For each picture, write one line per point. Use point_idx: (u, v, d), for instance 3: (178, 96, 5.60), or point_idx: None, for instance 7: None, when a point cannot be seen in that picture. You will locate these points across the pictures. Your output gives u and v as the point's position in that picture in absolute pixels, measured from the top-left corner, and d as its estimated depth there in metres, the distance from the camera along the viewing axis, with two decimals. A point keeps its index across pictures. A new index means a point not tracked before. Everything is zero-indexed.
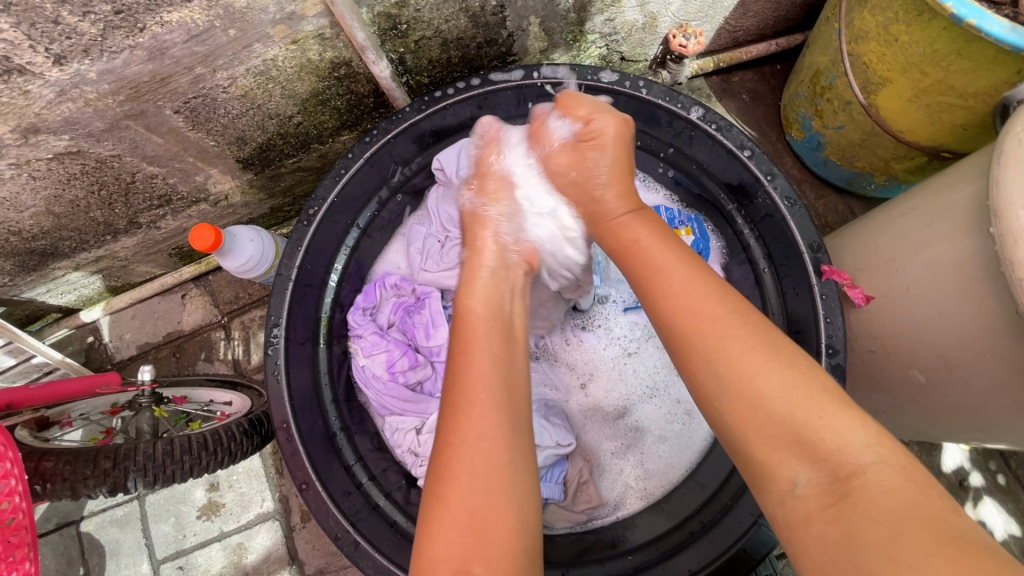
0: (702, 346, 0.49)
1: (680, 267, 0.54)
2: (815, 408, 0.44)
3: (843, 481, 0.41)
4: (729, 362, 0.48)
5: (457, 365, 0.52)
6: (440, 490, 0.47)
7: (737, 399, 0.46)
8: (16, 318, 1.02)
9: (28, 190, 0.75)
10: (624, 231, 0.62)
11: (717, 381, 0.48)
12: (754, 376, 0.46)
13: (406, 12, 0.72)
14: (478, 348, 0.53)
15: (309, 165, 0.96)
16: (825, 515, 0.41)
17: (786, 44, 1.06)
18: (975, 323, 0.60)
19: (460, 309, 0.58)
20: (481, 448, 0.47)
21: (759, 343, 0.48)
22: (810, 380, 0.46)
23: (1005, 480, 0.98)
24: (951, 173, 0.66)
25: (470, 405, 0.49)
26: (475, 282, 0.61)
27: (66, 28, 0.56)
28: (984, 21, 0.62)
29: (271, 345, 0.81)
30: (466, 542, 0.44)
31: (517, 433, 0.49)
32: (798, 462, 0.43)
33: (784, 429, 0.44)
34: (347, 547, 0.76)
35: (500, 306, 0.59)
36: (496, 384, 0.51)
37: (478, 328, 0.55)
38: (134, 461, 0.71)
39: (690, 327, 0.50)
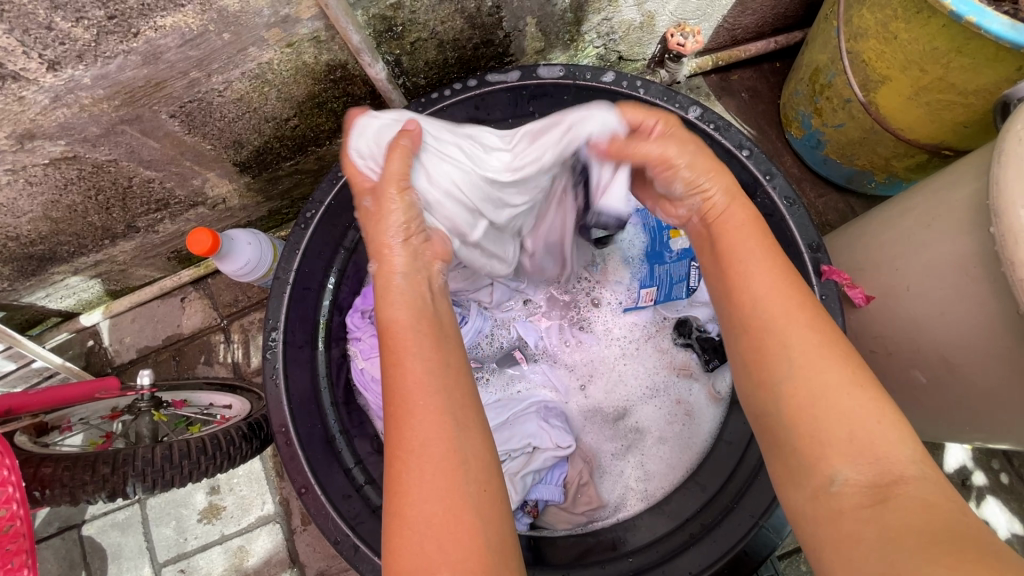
0: (773, 330, 0.49)
1: (767, 269, 0.52)
2: (852, 393, 0.45)
3: (886, 486, 0.42)
4: (780, 340, 0.48)
5: (393, 376, 0.51)
6: (396, 505, 0.46)
7: (796, 385, 0.46)
8: (16, 323, 1.03)
9: (25, 195, 0.75)
10: (723, 233, 0.57)
11: (785, 367, 0.47)
12: (824, 374, 0.46)
13: (401, 14, 0.72)
14: (408, 353, 0.52)
15: (306, 167, 0.96)
16: (861, 515, 0.41)
17: (785, 42, 1.05)
18: (976, 323, 0.59)
19: (384, 317, 0.55)
20: (426, 459, 0.46)
21: (820, 330, 0.48)
22: (856, 371, 0.46)
23: (1008, 478, 0.97)
24: (951, 171, 0.65)
25: (406, 415, 0.48)
26: (392, 289, 0.57)
27: (59, 34, 0.55)
28: (984, 18, 0.62)
29: (270, 349, 0.81)
30: (430, 553, 0.43)
31: (461, 434, 0.48)
32: (834, 455, 0.44)
33: (821, 415, 0.45)
34: (346, 551, 0.76)
35: (423, 304, 0.56)
36: (432, 389, 0.49)
37: (405, 332, 0.53)
38: (134, 467, 0.71)
39: (775, 319, 0.49)
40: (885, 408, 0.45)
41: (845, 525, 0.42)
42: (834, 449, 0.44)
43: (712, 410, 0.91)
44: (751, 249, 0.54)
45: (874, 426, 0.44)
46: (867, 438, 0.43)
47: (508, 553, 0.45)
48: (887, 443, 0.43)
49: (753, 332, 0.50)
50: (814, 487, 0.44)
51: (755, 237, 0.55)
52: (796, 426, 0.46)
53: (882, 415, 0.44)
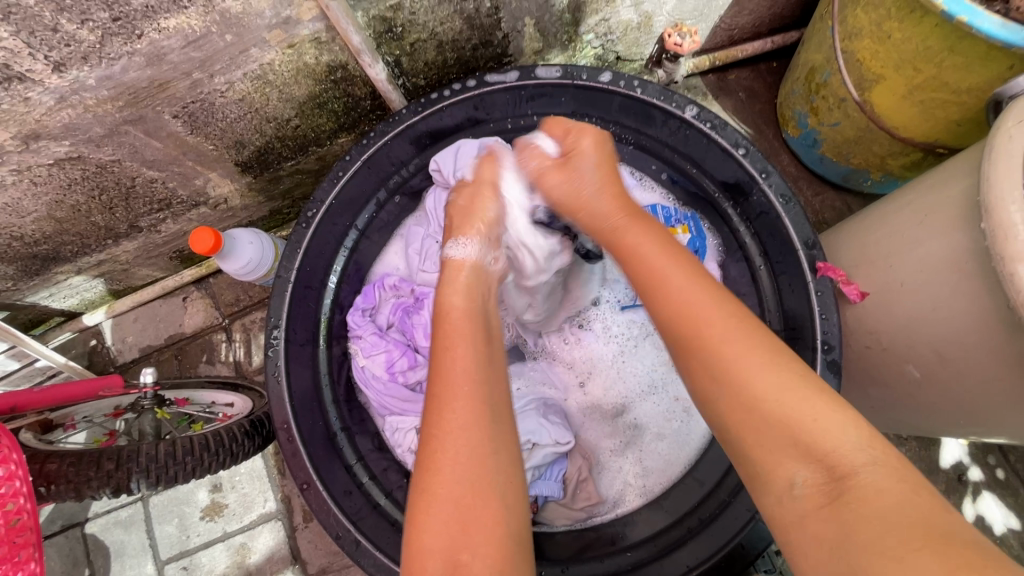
0: (703, 347, 0.49)
1: (682, 276, 0.54)
2: (780, 393, 0.46)
3: (839, 480, 0.42)
4: (714, 352, 0.49)
5: (442, 361, 0.53)
6: (423, 482, 0.48)
7: (731, 399, 0.47)
8: (19, 323, 1.03)
9: (29, 196, 0.76)
10: (626, 243, 0.61)
11: (715, 386, 0.48)
12: (752, 379, 0.47)
13: (401, 16, 0.72)
14: (459, 344, 0.54)
15: (307, 168, 0.97)
16: (822, 514, 0.42)
17: (782, 42, 1.06)
18: (967, 319, 0.60)
19: (442, 304, 0.59)
20: (461, 441, 0.48)
21: (751, 338, 0.49)
22: (777, 363, 0.48)
23: (1004, 474, 0.98)
24: (945, 168, 0.66)
25: (452, 399, 0.50)
26: (458, 277, 0.62)
27: (65, 36, 0.56)
28: (975, 18, 0.63)
29: (272, 347, 0.82)
30: (453, 531, 0.45)
31: (496, 426, 0.50)
32: (784, 456, 0.44)
33: (760, 423, 0.46)
34: (347, 546, 0.77)
35: (479, 305, 0.60)
36: (478, 379, 0.52)
37: (460, 324, 0.56)
38: (137, 463, 0.71)
39: (689, 332, 0.51)
40: (821, 403, 0.45)
41: (810, 527, 0.42)
42: (777, 449, 0.45)
43: None
44: (660, 258, 0.57)
45: (812, 418, 0.44)
46: (815, 437, 0.44)
47: (522, 548, 0.47)
48: (828, 432, 0.44)
49: (682, 347, 0.51)
50: (776, 490, 0.45)
51: (643, 226, 0.62)
52: (739, 434, 0.47)
53: (820, 409, 0.45)
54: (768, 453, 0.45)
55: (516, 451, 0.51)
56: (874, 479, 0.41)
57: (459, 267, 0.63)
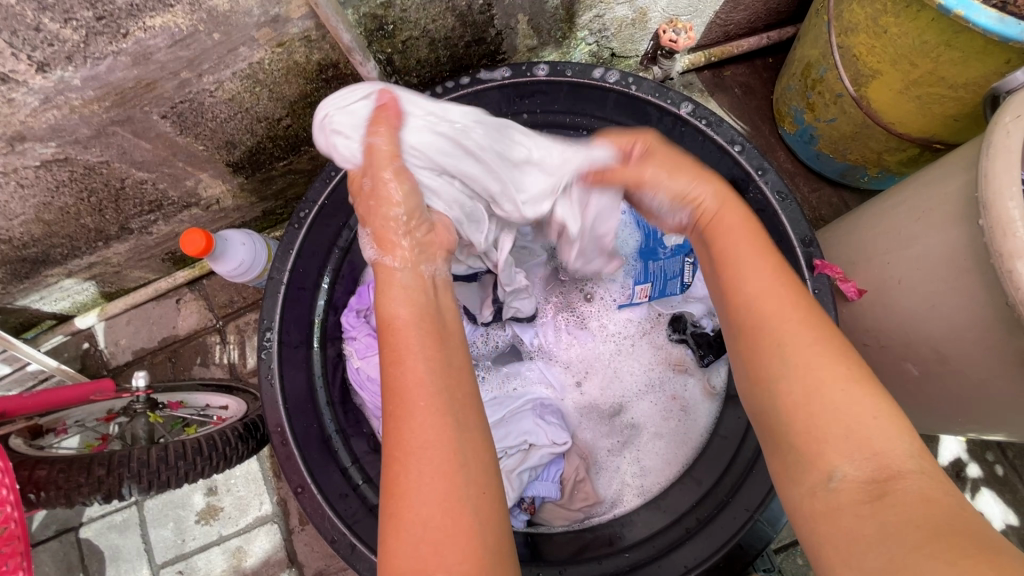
0: (770, 331, 0.48)
1: (761, 258, 0.52)
2: (847, 387, 0.45)
3: (883, 482, 0.42)
4: (791, 343, 0.47)
5: (389, 376, 0.50)
6: (394, 506, 0.47)
7: (792, 394, 0.46)
8: (10, 327, 1.02)
9: (16, 198, 0.75)
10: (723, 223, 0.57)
11: (783, 368, 0.47)
12: (820, 381, 0.46)
13: (392, 13, 0.71)
14: (406, 353, 0.51)
15: (300, 168, 0.96)
16: (863, 510, 0.42)
17: (777, 38, 1.06)
18: (963, 316, 0.60)
19: (384, 314, 0.54)
20: (423, 463, 0.47)
21: (826, 334, 0.48)
22: (859, 371, 0.46)
23: (1002, 470, 0.98)
24: (943, 163, 0.66)
25: (411, 418, 0.48)
26: (392, 287, 0.56)
27: (48, 35, 0.55)
28: (972, 11, 0.62)
29: (265, 349, 0.82)
30: (422, 557, 0.44)
31: (461, 440, 0.48)
32: (834, 451, 0.44)
33: (815, 414, 0.45)
34: (343, 549, 0.77)
35: (425, 304, 0.55)
36: (431, 390, 0.49)
37: (409, 332, 0.53)
38: (128, 468, 0.70)
39: (760, 317, 0.49)
40: (886, 414, 0.45)
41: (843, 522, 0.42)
42: (832, 445, 0.44)
43: (706, 406, 0.92)
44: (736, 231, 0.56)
45: (861, 414, 0.44)
46: (868, 432, 0.44)
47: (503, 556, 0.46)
48: (870, 415, 0.44)
49: (758, 326, 0.49)
50: (810, 485, 0.45)
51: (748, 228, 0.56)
52: (800, 435, 0.46)
53: (877, 419, 0.44)
54: (820, 447, 0.45)
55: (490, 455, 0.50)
56: (915, 479, 0.42)
57: (392, 277, 0.57)
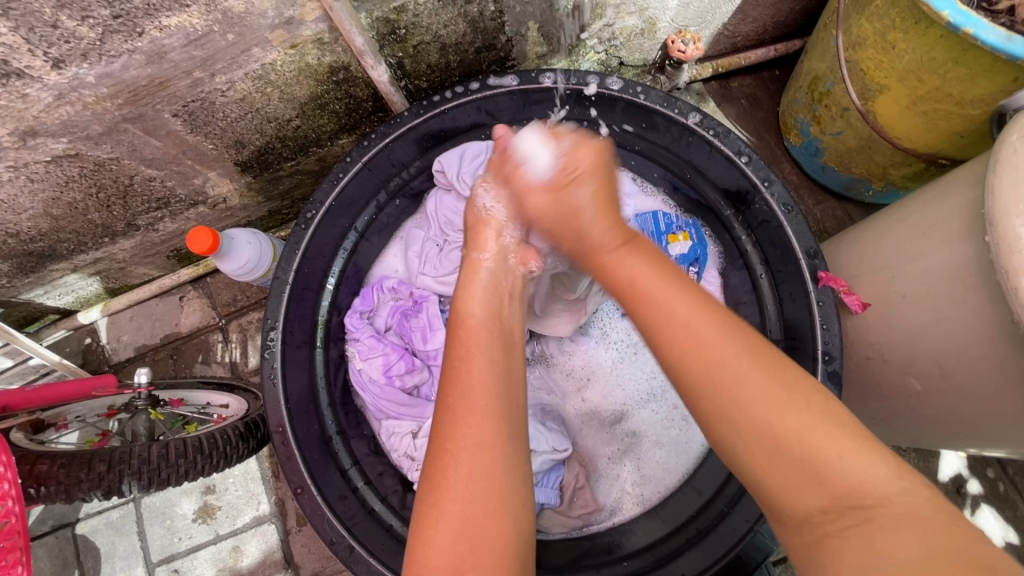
0: (729, 394, 0.46)
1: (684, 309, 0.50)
2: (838, 450, 0.43)
3: (862, 506, 0.42)
4: (728, 380, 0.46)
5: (456, 373, 0.53)
6: (433, 498, 0.48)
7: (757, 447, 0.45)
8: (14, 320, 1.03)
9: (26, 192, 0.75)
10: (616, 265, 0.56)
11: (735, 432, 0.46)
12: (800, 433, 0.44)
13: (405, 17, 0.72)
14: (476, 355, 0.54)
15: (307, 168, 0.96)
16: (849, 533, 0.41)
17: (785, 51, 1.06)
18: (969, 332, 0.60)
19: (459, 311, 0.59)
20: (475, 460, 0.48)
21: (764, 368, 0.47)
22: (806, 400, 0.46)
23: (1003, 487, 0.97)
24: (949, 179, 0.66)
25: (467, 415, 0.50)
26: (475, 284, 0.61)
27: (65, 32, 0.56)
28: (981, 30, 0.63)
29: (268, 349, 0.81)
30: (461, 551, 0.45)
31: (514, 444, 0.50)
32: (806, 488, 0.44)
33: (799, 462, 0.44)
34: (342, 551, 0.76)
35: (498, 309, 0.59)
36: (496, 394, 0.51)
37: (477, 332, 0.56)
38: (129, 465, 0.70)
39: (722, 391, 0.46)
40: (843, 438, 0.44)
41: (828, 546, 0.42)
42: (788, 470, 0.44)
43: None
44: (640, 278, 0.53)
45: (819, 447, 0.44)
46: (839, 470, 0.43)
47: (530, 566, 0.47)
48: (844, 462, 0.43)
49: (695, 368, 0.48)
50: (792, 511, 0.45)
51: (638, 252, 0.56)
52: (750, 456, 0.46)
53: (842, 445, 0.44)
54: (777, 470, 0.45)
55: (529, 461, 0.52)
56: (900, 503, 0.41)
57: (476, 270, 0.63)
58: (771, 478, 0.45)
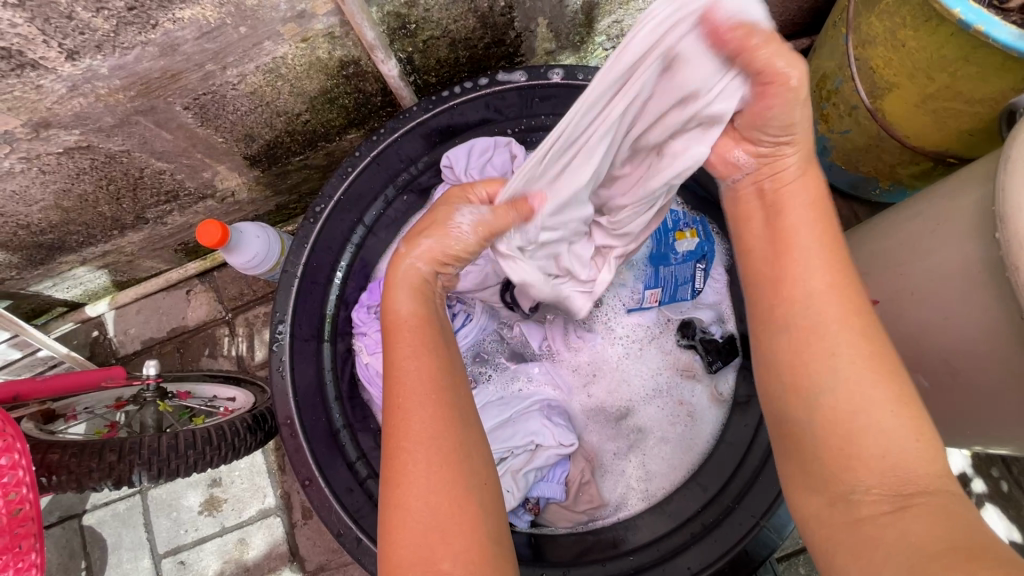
0: (820, 353, 0.48)
1: (825, 275, 0.51)
2: (911, 436, 0.45)
3: (908, 495, 0.43)
4: (828, 345, 0.48)
5: (395, 374, 0.52)
6: (393, 496, 0.48)
7: (827, 411, 0.47)
8: (22, 312, 1.03)
9: (38, 184, 0.76)
10: (778, 217, 0.54)
11: (823, 390, 0.47)
12: (873, 414, 0.46)
13: (415, 12, 0.72)
14: (409, 351, 0.53)
15: (315, 163, 0.97)
16: (883, 518, 0.42)
17: (792, 49, 1.06)
18: (976, 328, 0.60)
19: (387, 314, 0.56)
20: (431, 450, 0.49)
21: (869, 340, 0.48)
22: (887, 375, 0.47)
23: (1007, 486, 0.98)
24: (957, 177, 0.66)
25: (413, 409, 0.50)
26: (397, 286, 0.57)
27: (79, 24, 0.56)
28: (992, 27, 0.63)
29: (277, 341, 0.82)
30: (431, 542, 0.46)
31: (464, 429, 0.51)
32: (865, 464, 0.45)
33: (864, 438, 0.45)
34: (349, 543, 0.78)
35: (428, 302, 0.58)
36: (436, 382, 0.52)
37: (406, 331, 0.54)
38: (139, 455, 0.71)
39: (811, 346, 0.49)
40: (920, 431, 0.46)
41: (865, 530, 0.43)
42: (854, 442, 0.46)
43: (712, 413, 0.92)
44: (806, 237, 0.52)
45: (904, 438, 0.45)
46: (898, 453, 0.45)
47: (499, 543, 0.48)
48: (914, 451, 0.45)
49: (802, 331, 0.49)
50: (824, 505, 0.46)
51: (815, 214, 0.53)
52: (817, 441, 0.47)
53: (915, 438, 0.45)
54: (835, 441, 0.46)
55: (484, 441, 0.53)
56: (937, 494, 0.43)
57: (403, 273, 0.57)
58: (832, 450, 0.46)
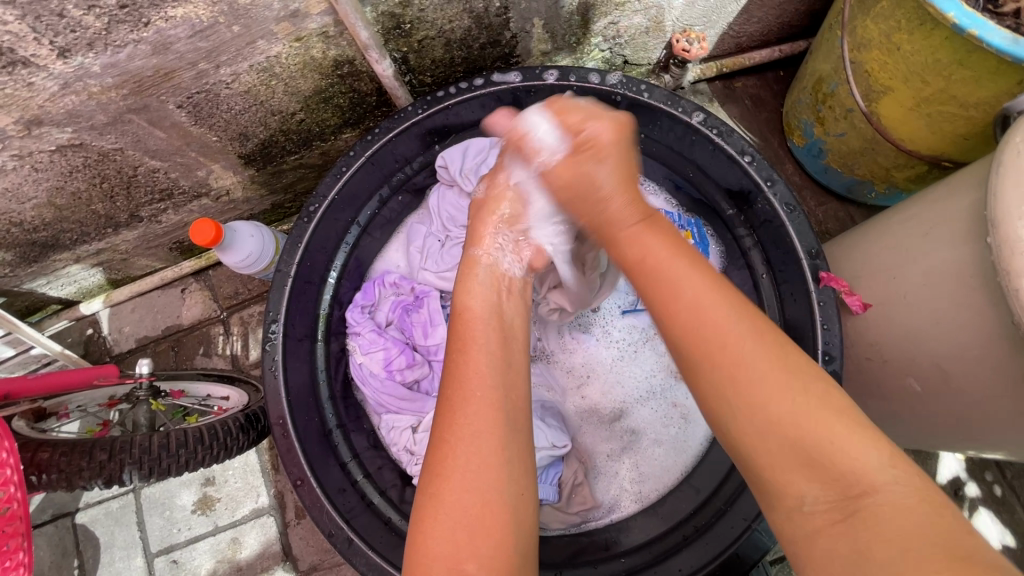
0: (719, 365, 0.47)
1: (695, 284, 0.51)
2: (842, 434, 0.44)
3: (855, 497, 0.42)
4: (738, 357, 0.47)
5: (456, 367, 0.55)
6: (434, 487, 0.49)
7: (758, 424, 0.45)
8: (16, 309, 1.03)
9: (30, 181, 0.75)
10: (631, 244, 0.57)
11: (734, 413, 0.47)
12: (794, 418, 0.45)
13: (410, 12, 0.72)
14: (474, 349, 0.56)
15: (311, 162, 0.96)
16: (834, 529, 0.42)
17: (789, 51, 1.06)
18: (972, 334, 0.60)
19: (459, 307, 0.61)
20: (475, 449, 0.50)
21: (772, 353, 0.47)
22: (802, 382, 0.46)
23: (1000, 490, 0.98)
24: (951, 181, 0.66)
25: (465, 404, 0.52)
26: (473, 281, 0.64)
27: (70, 22, 0.56)
28: (986, 31, 0.63)
29: (270, 341, 0.81)
30: (459, 538, 0.46)
31: (512, 431, 0.52)
32: (798, 477, 0.44)
33: (793, 448, 0.44)
34: (340, 544, 0.76)
35: (498, 305, 0.62)
36: (492, 383, 0.54)
37: (477, 327, 0.59)
38: (130, 454, 0.70)
39: (719, 365, 0.47)
40: (841, 424, 0.44)
41: (821, 542, 0.43)
42: (783, 455, 0.45)
43: None
44: (662, 263, 0.54)
45: (828, 432, 0.44)
46: (834, 455, 0.43)
47: (529, 557, 0.48)
48: (850, 451, 0.43)
49: (703, 349, 0.48)
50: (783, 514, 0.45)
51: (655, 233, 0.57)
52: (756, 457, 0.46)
53: (843, 433, 0.44)
54: (770, 454, 0.45)
55: (529, 450, 0.53)
56: (886, 493, 0.41)
57: (475, 267, 0.65)
58: (772, 474, 0.45)
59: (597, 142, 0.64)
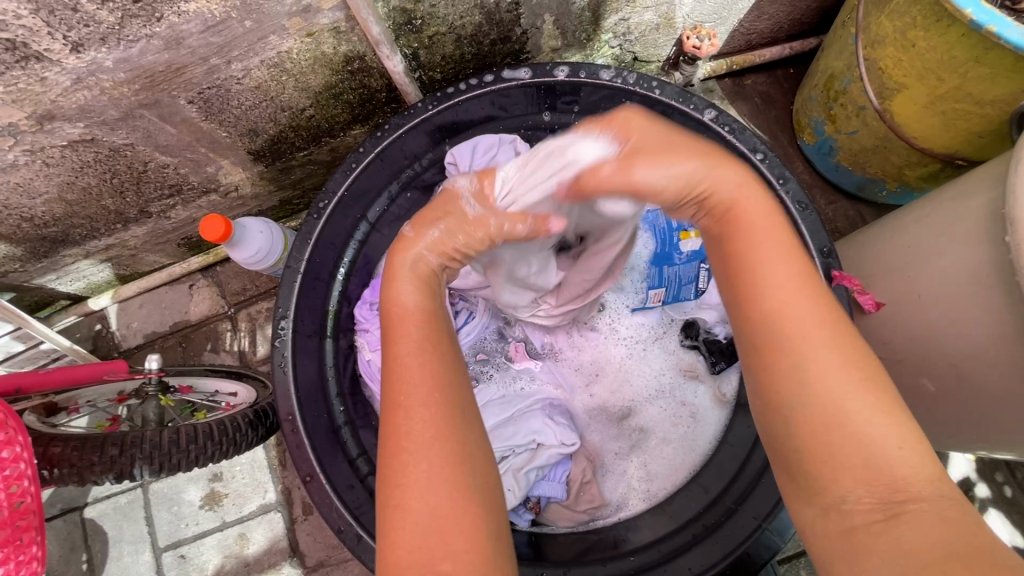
0: (791, 352, 0.41)
1: (776, 260, 0.44)
2: (898, 441, 0.40)
3: (906, 504, 0.39)
4: (801, 351, 0.41)
5: (394, 368, 0.48)
6: (392, 498, 0.45)
7: (812, 412, 0.41)
8: (25, 304, 1.04)
9: (41, 176, 0.75)
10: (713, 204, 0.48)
11: (800, 401, 0.41)
12: (855, 420, 0.40)
13: (421, 7, 0.72)
14: (414, 345, 0.49)
15: (319, 159, 0.96)
16: (877, 528, 0.39)
17: (800, 48, 1.06)
18: (987, 334, 0.59)
19: (389, 302, 0.52)
20: (431, 452, 0.45)
21: (848, 351, 0.41)
22: (874, 380, 0.41)
23: (1011, 491, 0.97)
24: (967, 179, 0.65)
25: (416, 408, 0.47)
26: (405, 271, 0.53)
27: (84, 16, 0.56)
28: (1005, 28, 0.62)
29: (279, 337, 0.82)
30: (428, 548, 0.43)
31: (467, 430, 0.48)
32: (850, 474, 0.40)
33: (847, 450, 0.40)
34: (349, 540, 0.77)
35: (435, 299, 0.53)
36: (440, 380, 0.48)
37: (412, 322, 0.51)
38: (141, 449, 0.71)
39: (795, 351, 0.41)
40: (903, 425, 0.41)
41: (859, 539, 0.39)
42: (842, 455, 0.40)
43: (716, 414, 0.92)
44: (742, 219, 0.46)
45: (891, 436, 0.40)
46: (888, 458, 0.40)
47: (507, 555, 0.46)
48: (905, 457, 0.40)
49: (772, 335, 0.42)
50: (827, 504, 0.41)
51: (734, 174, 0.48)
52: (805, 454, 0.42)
53: (903, 437, 0.40)
54: (825, 457, 0.41)
55: (488, 445, 0.49)
56: (932, 502, 0.39)
57: (408, 257, 0.53)
58: (819, 470, 0.41)
59: (623, 123, 0.50)
